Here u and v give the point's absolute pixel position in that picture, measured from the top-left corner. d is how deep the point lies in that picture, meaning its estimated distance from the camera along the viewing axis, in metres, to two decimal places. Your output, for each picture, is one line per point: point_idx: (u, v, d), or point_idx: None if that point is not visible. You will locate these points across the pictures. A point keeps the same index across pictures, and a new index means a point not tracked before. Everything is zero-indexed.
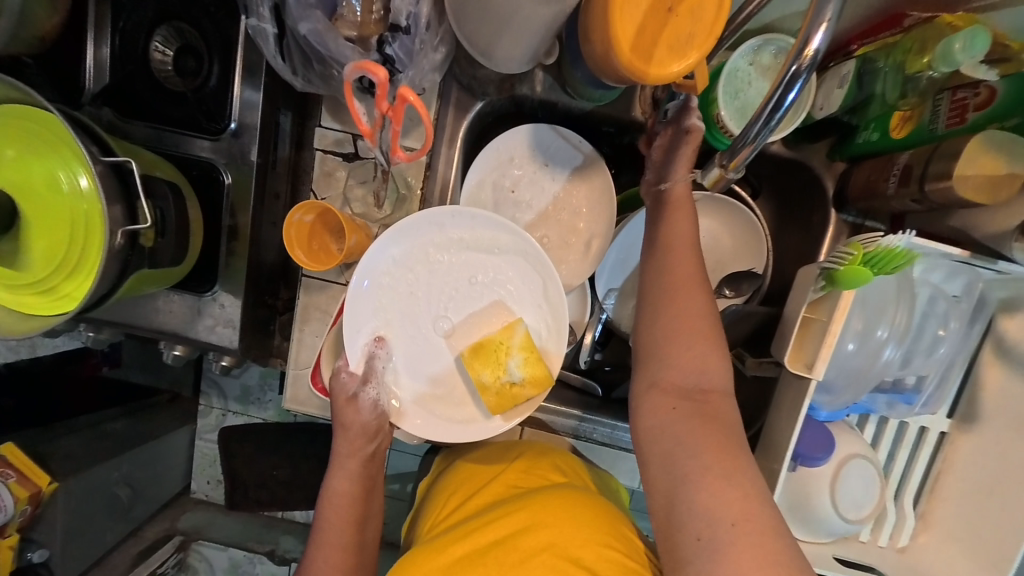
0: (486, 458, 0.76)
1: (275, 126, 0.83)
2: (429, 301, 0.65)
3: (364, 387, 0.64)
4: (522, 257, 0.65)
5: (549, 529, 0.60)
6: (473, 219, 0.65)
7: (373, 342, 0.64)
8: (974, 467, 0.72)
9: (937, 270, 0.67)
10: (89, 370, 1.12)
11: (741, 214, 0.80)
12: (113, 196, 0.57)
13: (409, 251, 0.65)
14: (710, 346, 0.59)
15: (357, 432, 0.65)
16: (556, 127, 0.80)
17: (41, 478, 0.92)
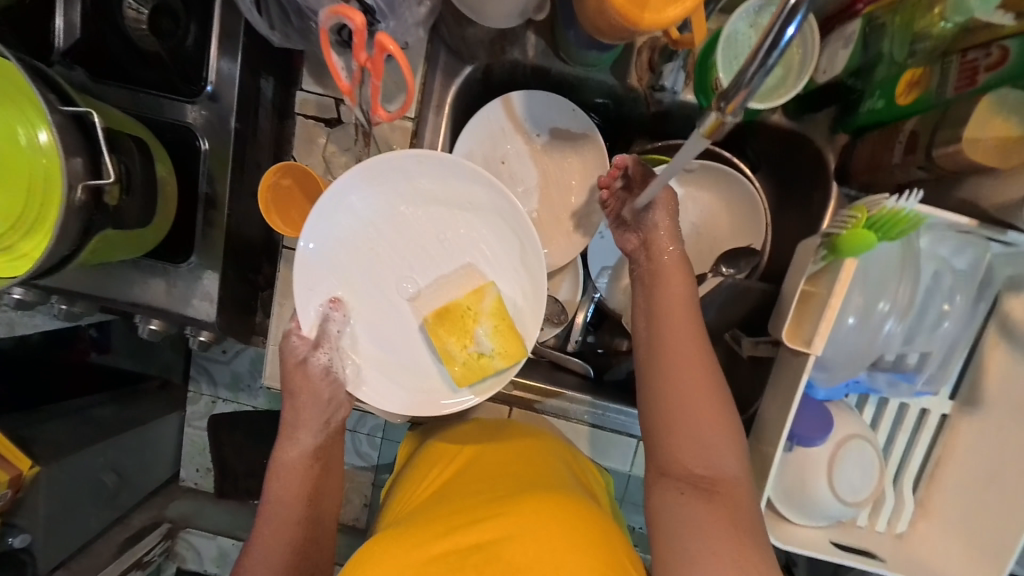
0: (469, 453, 0.70)
1: (257, 92, 0.79)
2: (394, 261, 0.62)
3: (315, 352, 0.61)
4: (495, 217, 0.62)
5: (538, 544, 0.53)
6: (443, 170, 0.61)
7: (330, 304, 0.61)
8: (975, 451, 0.69)
9: (946, 241, 0.63)
10: (76, 356, 1.07)
11: (740, 186, 0.77)
12: (76, 148, 0.54)
13: (372, 206, 0.61)
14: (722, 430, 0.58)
15: (305, 400, 0.64)
16: (551, 94, 0.76)
17: (24, 462, 0.86)
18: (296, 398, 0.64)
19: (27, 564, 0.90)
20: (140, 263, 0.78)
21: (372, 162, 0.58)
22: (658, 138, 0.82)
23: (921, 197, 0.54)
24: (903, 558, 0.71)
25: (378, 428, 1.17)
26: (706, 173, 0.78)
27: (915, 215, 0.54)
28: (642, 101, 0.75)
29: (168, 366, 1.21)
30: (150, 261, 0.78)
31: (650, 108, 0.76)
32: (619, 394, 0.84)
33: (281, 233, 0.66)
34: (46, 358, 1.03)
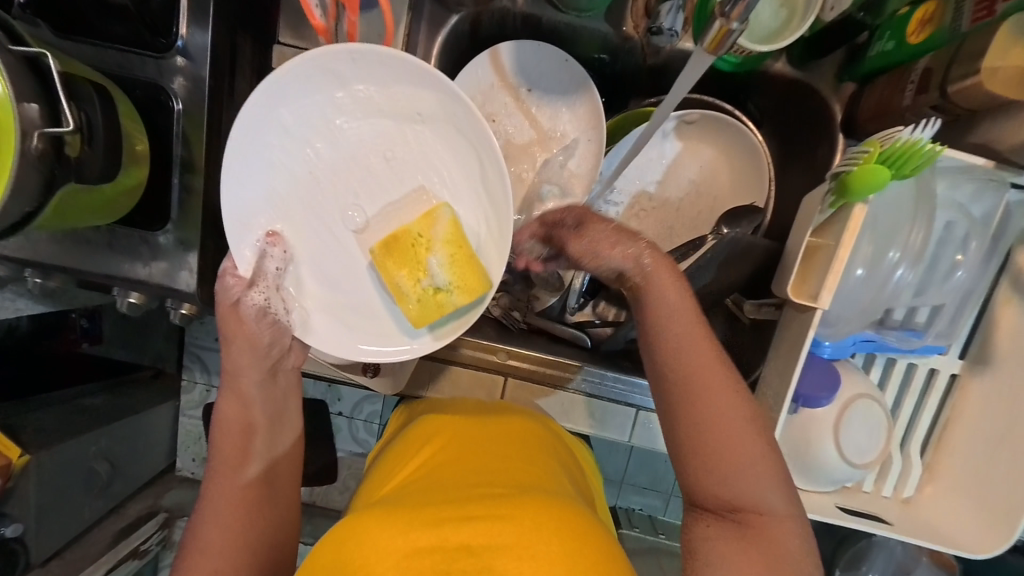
0: (455, 438, 0.65)
1: (234, 50, 0.75)
2: (337, 187, 0.59)
3: (251, 291, 0.59)
4: (446, 131, 0.58)
5: (533, 561, 0.48)
6: (380, 73, 0.56)
7: (267, 238, 0.58)
8: (986, 413, 0.67)
9: (964, 186, 0.62)
10: (66, 347, 1.04)
11: (742, 138, 0.76)
12: (27, 92, 0.51)
13: (308, 126, 0.57)
14: (763, 463, 0.55)
15: (240, 347, 0.62)
16: (541, 44, 0.73)
17: (12, 449, 0.81)
18: (230, 347, 0.62)
19: (18, 554, 0.84)
20: (112, 232, 0.74)
21: (298, 62, 0.52)
22: (654, 95, 0.78)
23: (938, 126, 0.51)
24: (911, 523, 0.68)
25: (375, 415, 1.19)
26: (705, 129, 0.78)
27: (934, 148, 0.50)
28: (638, 50, 0.73)
29: (159, 356, 1.22)
30: (123, 228, 0.74)
31: (648, 60, 0.74)
32: (616, 361, 0.82)
33: None
34: (35, 346, 0.98)
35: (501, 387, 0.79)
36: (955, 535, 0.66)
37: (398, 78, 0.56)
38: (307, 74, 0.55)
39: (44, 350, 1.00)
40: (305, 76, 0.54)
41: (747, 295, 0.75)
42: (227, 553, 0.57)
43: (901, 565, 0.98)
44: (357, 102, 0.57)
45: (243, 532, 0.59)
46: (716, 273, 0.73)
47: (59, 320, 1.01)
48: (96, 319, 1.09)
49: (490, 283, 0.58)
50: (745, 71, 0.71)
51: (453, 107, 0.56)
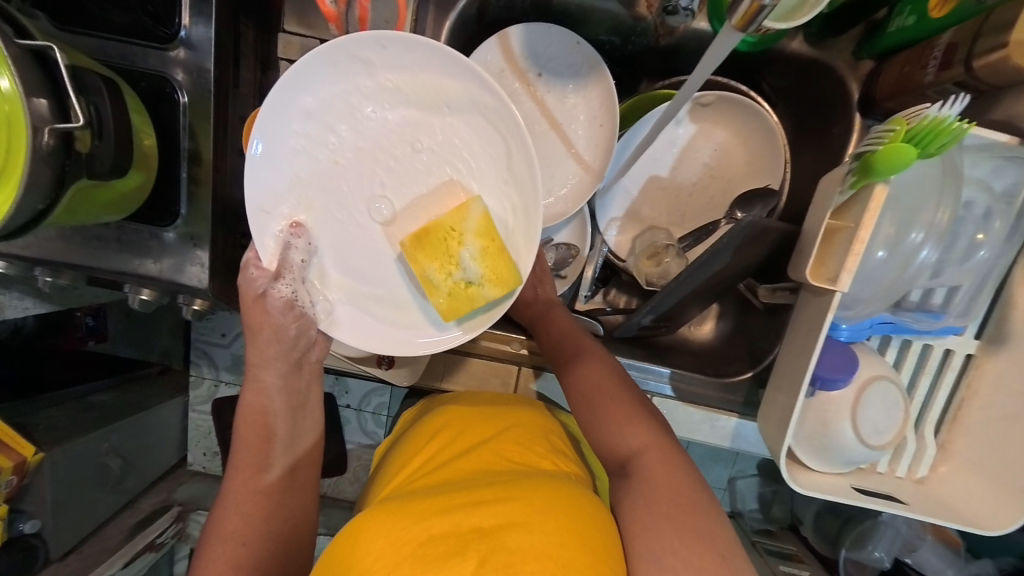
0: (468, 425, 0.66)
1: (236, 39, 0.74)
2: (362, 175, 0.58)
3: (277, 283, 0.59)
4: (477, 120, 0.57)
5: (543, 538, 0.48)
6: (407, 59, 0.55)
7: (290, 228, 0.58)
8: (1003, 392, 0.67)
9: (983, 163, 0.62)
10: (72, 345, 1.09)
11: (757, 119, 0.75)
12: (35, 86, 0.50)
13: (335, 110, 0.57)
14: (629, 405, 0.62)
15: (266, 336, 0.63)
16: (552, 26, 0.71)
17: (26, 447, 0.82)
18: (260, 344, 0.63)
19: (37, 548, 0.86)
20: (120, 229, 0.73)
21: (326, 49, 0.53)
22: (668, 77, 0.79)
23: (967, 102, 0.49)
24: (925, 501, 0.69)
25: (386, 408, 1.20)
26: (722, 110, 0.76)
27: (963, 125, 0.49)
28: (652, 30, 0.71)
29: (166, 352, 1.23)
30: (131, 224, 0.73)
31: (660, 40, 0.73)
32: (630, 347, 0.82)
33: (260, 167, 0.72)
34: (39, 345, 1.02)
35: (516, 376, 0.80)
36: (969, 513, 0.66)
37: (426, 66, 0.55)
38: (335, 59, 0.54)
39: (50, 347, 1.04)
40: (332, 58, 0.54)
41: (761, 280, 0.78)
42: (248, 544, 0.57)
43: (908, 543, 1.00)
44: (383, 89, 0.56)
45: (267, 521, 0.59)
46: (733, 257, 0.69)
47: (64, 319, 1.06)
48: (100, 318, 1.13)
49: (521, 277, 0.58)
50: (761, 50, 0.70)
51: (483, 94, 0.56)
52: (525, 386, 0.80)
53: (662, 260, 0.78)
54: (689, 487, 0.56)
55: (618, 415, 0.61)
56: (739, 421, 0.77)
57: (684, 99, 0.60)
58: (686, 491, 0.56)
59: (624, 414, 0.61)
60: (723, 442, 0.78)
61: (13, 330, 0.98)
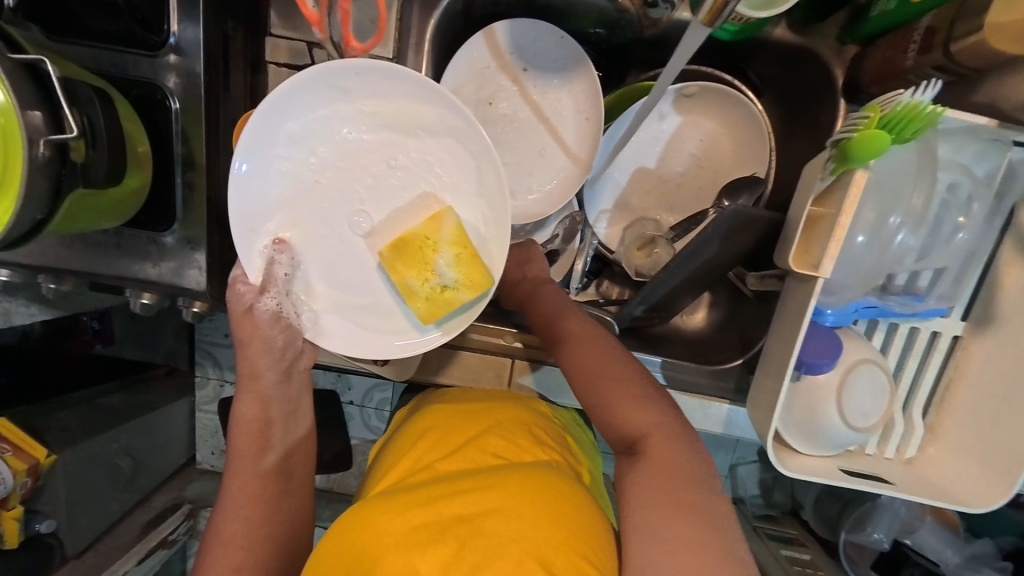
0: (454, 417, 0.69)
1: (225, 43, 0.75)
2: (341, 193, 0.59)
3: (263, 297, 0.61)
4: (452, 137, 0.59)
5: (520, 520, 0.51)
6: (380, 83, 0.57)
7: (274, 245, 0.59)
8: (989, 373, 0.68)
9: (967, 148, 0.62)
10: (79, 348, 1.11)
11: (742, 108, 0.76)
12: (29, 99, 0.52)
13: (316, 133, 0.58)
14: (636, 387, 0.61)
15: (256, 348, 0.65)
16: (536, 21, 0.72)
17: (38, 449, 0.85)
18: (246, 349, 0.65)
19: (53, 546, 0.90)
20: (119, 235, 0.75)
21: (303, 76, 0.55)
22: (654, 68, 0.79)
23: (940, 86, 0.50)
24: (913, 481, 0.70)
25: (387, 403, 1.22)
26: (707, 100, 0.77)
27: (936, 109, 0.49)
28: (636, 22, 0.71)
29: (172, 353, 1.23)
30: (130, 230, 0.75)
31: (646, 31, 0.73)
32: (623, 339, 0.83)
33: None
34: (50, 350, 1.06)
35: (510, 368, 0.82)
36: (954, 491, 0.68)
37: (401, 89, 0.57)
38: (311, 84, 0.56)
39: (57, 351, 1.08)
40: (311, 85, 0.56)
41: (750, 268, 0.78)
42: (247, 546, 0.59)
43: (907, 524, 1.01)
44: (360, 112, 0.58)
45: (267, 519, 0.61)
46: (721, 247, 0.70)
47: (70, 324, 1.08)
48: (105, 321, 1.13)
49: (495, 279, 0.60)
50: (745, 39, 0.70)
51: (455, 115, 0.58)
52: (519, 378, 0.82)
53: (652, 251, 0.79)
54: (690, 468, 0.55)
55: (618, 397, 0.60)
56: (730, 408, 0.79)
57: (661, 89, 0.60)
58: (683, 473, 0.54)
59: (626, 399, 0.60)
60: (715, 429, 0.80)
61: (20, 337, 1.02)
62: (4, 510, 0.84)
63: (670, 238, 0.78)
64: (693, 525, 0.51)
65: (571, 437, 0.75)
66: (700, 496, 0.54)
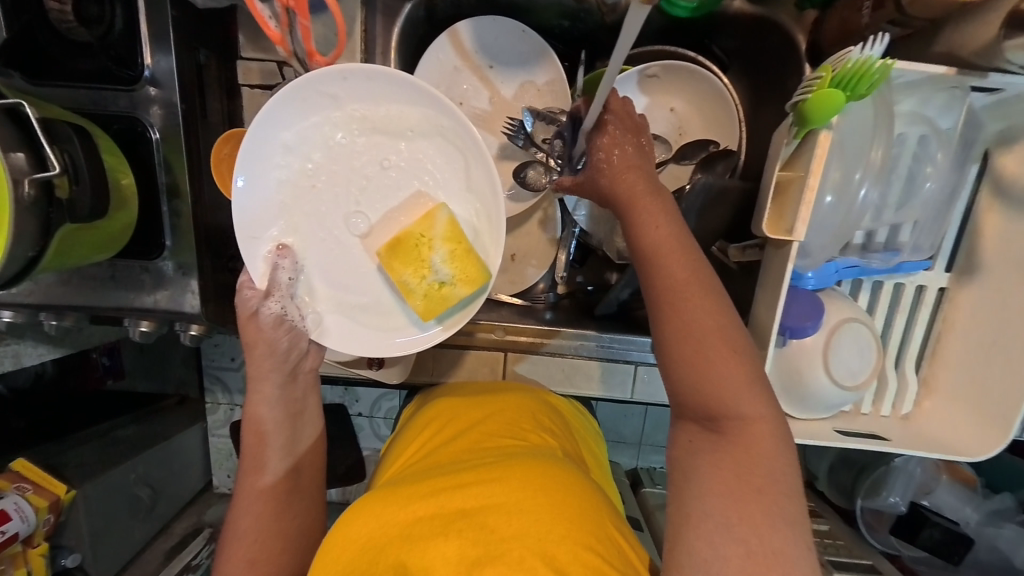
0: (460, 411, 0.71)
1: (199, 71, 0.77)
2: (336, 197, 0.61)
3: (267, 301, 0.61)
4: (443, 137, 0.60)
5: (523, 515, 0.52)
6: (370, 88, 0.58)
7: (276, 250, 0.61)
8: (979, 320, 0.68)
9: (934, 100, 0.62)
10: (92, 385, 1.12)
11: (708, 82, 0.76)
12: (11, 142, 0.54)
13: (309, 138, 0.59)
14: (738, 366, 0.51)
15: (261, 352, 0.62)
16: (498, 17, 0.74)
17: (58, 486, 0.88)
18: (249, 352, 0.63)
19: None
20: (114, 268, 0.78)
21: (296, 84, 0.56)
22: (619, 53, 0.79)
23: (887, 40, 0.51)
24: (912, 436, 0.70)
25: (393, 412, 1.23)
26: (672, 77, 0.77)
27: (885, 63, 0.51)
28: (597, 9, 0.72)
29: (182, 382, 1.26)
30: (123, 260, 0.77)
31: (606, 17, 0.73)
32: (613, 324, 0.84)
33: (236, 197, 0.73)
34: (65, 385, 1.09)
35: (503, 362, 0.83)
36: (952, 442, 0.68)
37: (388, 92, 0.59)
38: (304, 91, 0.58)
39: (74, 387, 1.10)
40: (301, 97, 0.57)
41: (731, 241, 0.75)
42: (262, 539, 0.61)
43: (922, 486, 1.02)
44: (352, 115, 0.59)
45: (277, 519, 0.63)
46: (698, 223, 0.73)
47: (80, 362, 1.09)
48: (115, 356, 1.14)
49: (489, 274, 0.61)
50: (705, 14, 0.71)
51: (444, 114, 0.59)
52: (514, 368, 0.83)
53: None
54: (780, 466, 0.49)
55: (728, 381, 0.51)
56: None
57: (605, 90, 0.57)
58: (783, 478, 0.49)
59: (720, 342, 0.52)
60: None
61: (34, 377, 1.04)
62: (30, 548, 0.85)
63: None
64: (786, 532, 0.46)
65: (575, 427, 0.76)
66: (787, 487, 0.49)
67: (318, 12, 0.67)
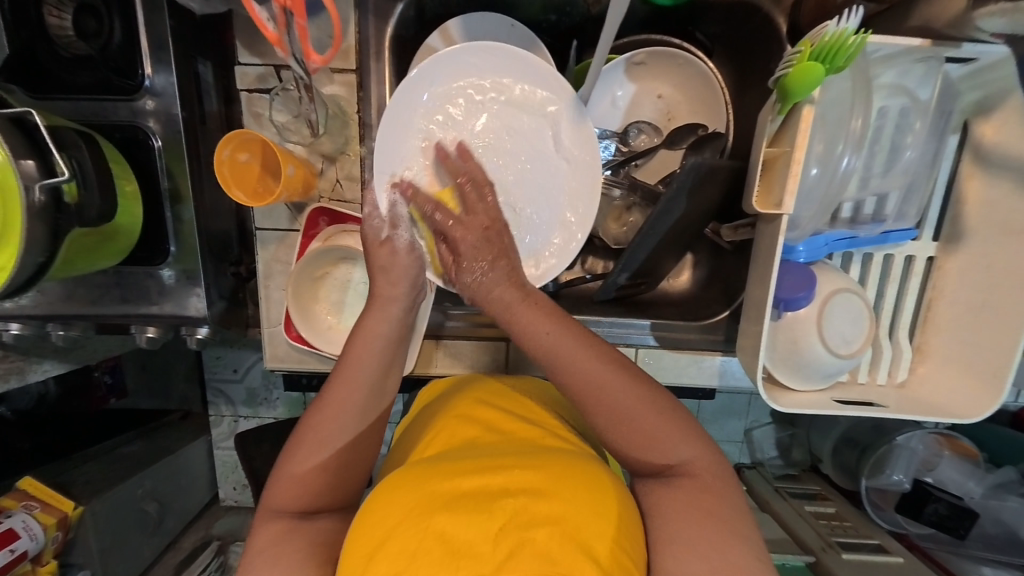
0: (493, 401, 0.72)
1: (197, 77, 0.79)
2: (467, 147, 0.69)
3: (396, 231, 0.68)
4: (553, 125, 0.70)
5: (564, 502, 0.53)
6: (514, 65, 0.68)
7: (397, 187, 0.68)
8: (966, 286, 0.70)
9: (911, 72, 0.64)
10: (96, 404, 1.14)
11: (692, 66, 0.79)
12: (20, 150, 0.55)
13: (440, 107, 0.68)
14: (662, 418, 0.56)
15: (387, 280, 0.67)
16: (487, 14, 0.75)
17: (65, 504, 0.89)
18: (376, 278, 0.68)
19: None
20: (117, 279, 0.79)
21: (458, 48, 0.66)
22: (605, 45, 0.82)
23: (862, 14, 0.53)
24: (908, 402, 0.72)
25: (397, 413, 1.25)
26: (658, 62, 0.79)
27: (860, 36, 0.53)
28: None
29: (184, 398, 1.28)
30: (126, 267, 0.78)
31: (591, 8, 0.77)
32: (610, 309, 0.86)
33: (241, 202, 0.69)
34: (64, 410, 1.08)
35: (506, 350, 0.85)
36: (946, 407, 0.70)
37: (527, 73, 0.69)
38: (460, 55, 0.67)
39: (76, 408, 1.10)
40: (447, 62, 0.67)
41: (723, 222, 0.81)
42: (325, 473, 0.61)
43: (925, 462, 1.04)
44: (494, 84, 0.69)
45: (338, 463, 0.62)
46: (690, 202, 0.73)
47: (83, 383, 1.10)
48: (117, 375, 1.16)
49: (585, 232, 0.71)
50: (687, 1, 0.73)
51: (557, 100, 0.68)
52: (516, 358, 0.85)
53: (627, 220, 0.83)
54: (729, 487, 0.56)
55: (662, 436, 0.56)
56: (723, 359, 0.85)
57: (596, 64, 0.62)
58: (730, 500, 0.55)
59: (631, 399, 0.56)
60: (711, 381, 0.86)
61: (37, 400, 1.04)
62: (38, 567, 0.86)
63: (625, 197, 0.81)
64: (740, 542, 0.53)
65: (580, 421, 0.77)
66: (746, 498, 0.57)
67: (312, 16, 0.69)
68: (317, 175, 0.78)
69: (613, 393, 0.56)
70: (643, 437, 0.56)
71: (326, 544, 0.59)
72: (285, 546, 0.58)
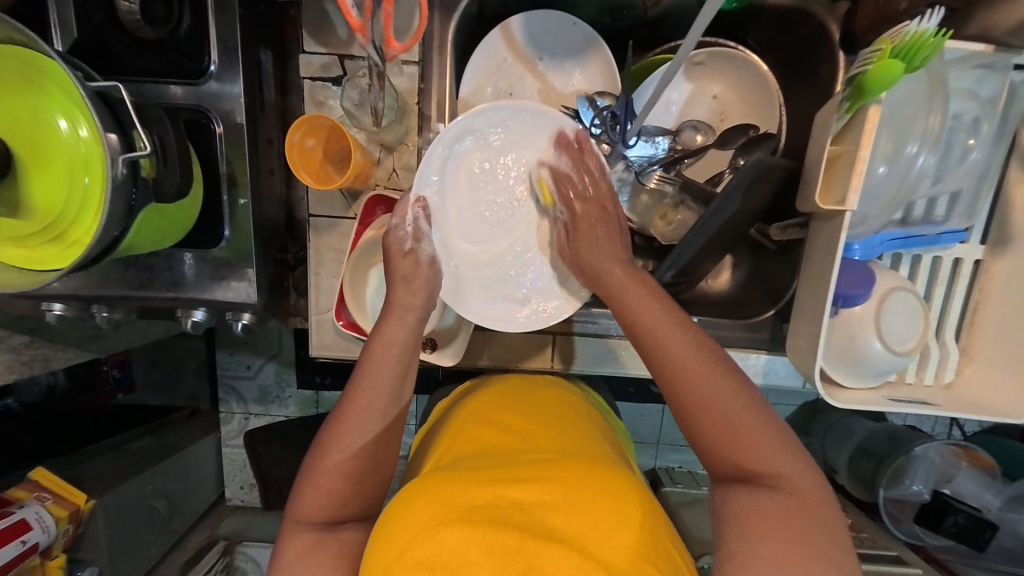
0: (503, 401, 0.72)
1: (258, 66, 0.80)
2: (498, 188, 0.72)
3: (419, 244, 0.69)
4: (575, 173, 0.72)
5: (581, 516, 0.53)
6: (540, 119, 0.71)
7: (421, 204, 0.69)
8: (1015, 287, 0.72)
9: (969, 77, 0.67)
10: (102, 400, 1.13)
11: (748, 67, 0.82)
12: (106, 123, 0.56)
13: (493, 145, 0.71)
14: (753, 415, 0.56)
15: (411, 282, 0.67)
16: (549, 12, 0.78)
17: (78, 496, 0.89)
18: (398, 281, 0.67)
19: None
20: (163, 264, 0.79)
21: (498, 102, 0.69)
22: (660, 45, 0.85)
23: (941, 15, 0.55)
24: (957, 402, 0.73)
25: (421, 411, 1.24)
26: (714, 62, 0.82)
27: (939, 38, 0.55)
28: (640, 5, 0.77)
29: (193, 395, 1.29)
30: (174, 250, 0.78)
31: (648, 12, 0.78)
32: None
33: (308, 184, 0.71)
34: (74, 404, 1.08)
35: (552, 345, 0.86)
36: (996, 407, 0.71)
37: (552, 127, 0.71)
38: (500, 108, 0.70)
39: (83, 404, 1.10)
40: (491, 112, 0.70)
41: (770, 222, 0.84)
42: (349, 479, 0.59)
43: (943, 473, 1.02)
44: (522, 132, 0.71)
45: (362, 472, 0.60)
46: (745, 199, 0.73)
47: (94, 377, 1.11)
48: (126, 370, 1.17)
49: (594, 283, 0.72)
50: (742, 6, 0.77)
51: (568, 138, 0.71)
52: (562, 352, 0.86)
53: (673, 219, 0.83)
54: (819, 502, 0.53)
55: (753, 435, 0.55)
56: (768, 358, 0.84)
57: (680, 61, 0.63)
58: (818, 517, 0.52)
59: (704, 370, 0.57)
60: (755, 379, 0.85)
61: (46, 391, 1.03)
62: (47, 561, 0.84)
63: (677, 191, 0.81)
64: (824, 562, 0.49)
65: (596, 417, 0.76)
66: (820, 502, 0.54)
67: None
68: (375, 163, 0.79)
69: (679, 354, 0.58)
70: (721, 417, 0.56)
71: (355, 554, 0.58)
72: (319, 558, 0.57)
